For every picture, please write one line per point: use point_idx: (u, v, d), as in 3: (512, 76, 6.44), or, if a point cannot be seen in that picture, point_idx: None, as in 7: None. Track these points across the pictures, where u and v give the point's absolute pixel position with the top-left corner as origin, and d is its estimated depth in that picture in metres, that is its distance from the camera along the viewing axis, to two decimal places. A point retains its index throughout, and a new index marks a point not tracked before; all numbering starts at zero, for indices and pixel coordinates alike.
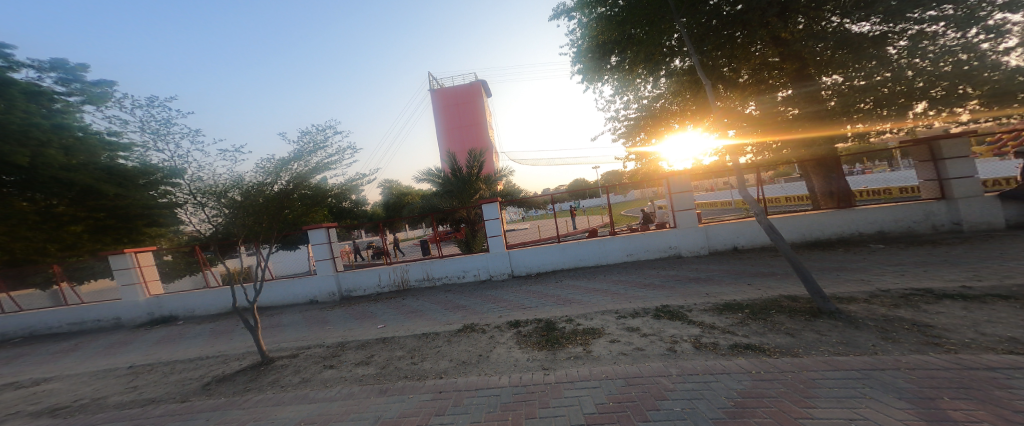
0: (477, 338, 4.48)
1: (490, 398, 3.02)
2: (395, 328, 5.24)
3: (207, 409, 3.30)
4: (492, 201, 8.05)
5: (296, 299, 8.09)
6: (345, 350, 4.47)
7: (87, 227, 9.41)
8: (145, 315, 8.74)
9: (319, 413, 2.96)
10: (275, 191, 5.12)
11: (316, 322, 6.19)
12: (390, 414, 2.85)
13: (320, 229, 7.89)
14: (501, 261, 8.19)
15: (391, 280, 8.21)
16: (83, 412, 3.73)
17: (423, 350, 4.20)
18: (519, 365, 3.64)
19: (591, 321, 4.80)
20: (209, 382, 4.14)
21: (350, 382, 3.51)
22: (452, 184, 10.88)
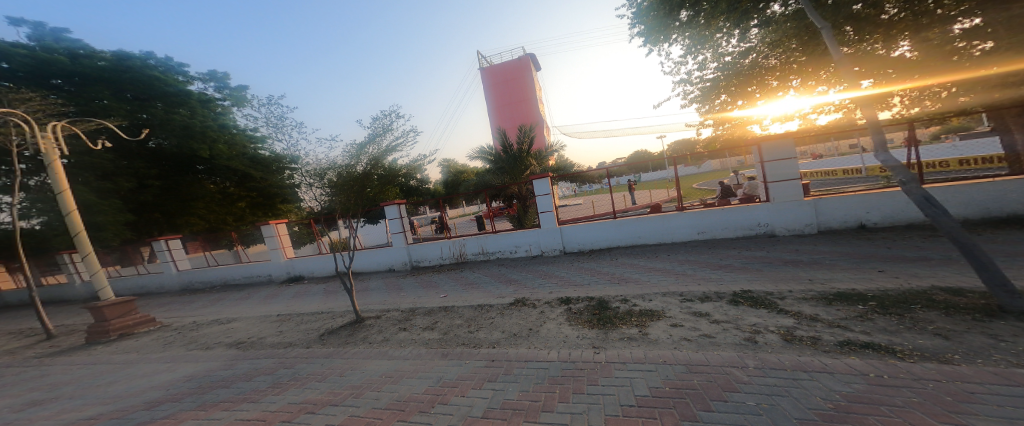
0: (530, 312, 4.61)
1: (539, 370, 3.12)
2: (459, 297, 5.66)
3: (322, 356, 4.03)
4: (542, 177, 7.89)
5: (377, 267, 9.27)
6: (415, 315, 5.01)
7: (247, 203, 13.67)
8: (283, 274, 10.97)
9: (396, 368, 3.40)
10: (358, 171, 5.69)
11: (393, 289, 7.07)
12: (450, 375, 3.15)
13: (392, 205, 8.76)
14: (554, 237, 8.12)
15: (453, 252, 8.81)
16: (249, 349, 4.85)
17: (478, 320, 4.47)
18: (569, 341, 3.65)
19: (650, 303, 4.52)
20: (322, 333, 5.05)
21: (419, 344, 3.95)
22: (504, 160, 10.88)
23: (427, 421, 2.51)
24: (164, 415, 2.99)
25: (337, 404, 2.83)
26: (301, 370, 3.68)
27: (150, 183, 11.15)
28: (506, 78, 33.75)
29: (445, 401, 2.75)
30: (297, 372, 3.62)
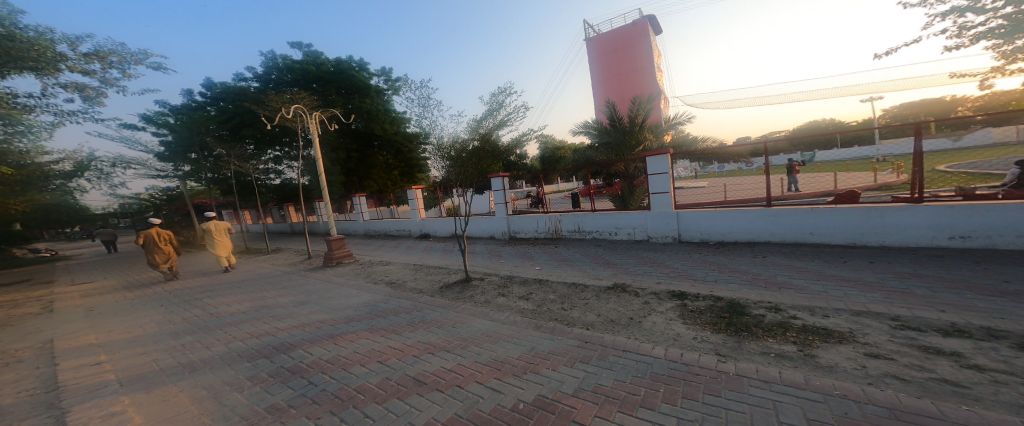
0: (631, 301, 4.29)
1: (640, 363, 2.90)
2: (556, 272, 5.67)
3: (439, 306, 4.47)
4: (661, 153, 7.09)
5: (482, 233, 10.19)
6: (513, 284, 5.24)
7: (400, 173, 18.52)
8: (416, 231, 12.88)
9: (495, 330, 3.58)
10: (474, 146, 6.05)
11: (494, 255, 7.60)
12: (543, 347, 3.19)
13: (497, 177, 9.25)
14: (665, 222, 7.30)
15: (551, 225, 8.93)
16: (399, 289, 5.60)
17: (572, 298, 4.39)
18: (677, 341, 3.26)
19: (800, 316, 3.57)
20: (439, 285, 5.64)
21: (514, 311, 4.11)
22: (610, 135, 9.90)
23: (520, 385, 2.62)
24: (335, 332, 3.78)
25: (450, 351, 3.14)
26: (425, 315, 4.12)
27: (353, 154, 16.96)
28: (615, 47, 30.79)
29: (537, 371, 2.82)
30: (424, 316, 4.09)
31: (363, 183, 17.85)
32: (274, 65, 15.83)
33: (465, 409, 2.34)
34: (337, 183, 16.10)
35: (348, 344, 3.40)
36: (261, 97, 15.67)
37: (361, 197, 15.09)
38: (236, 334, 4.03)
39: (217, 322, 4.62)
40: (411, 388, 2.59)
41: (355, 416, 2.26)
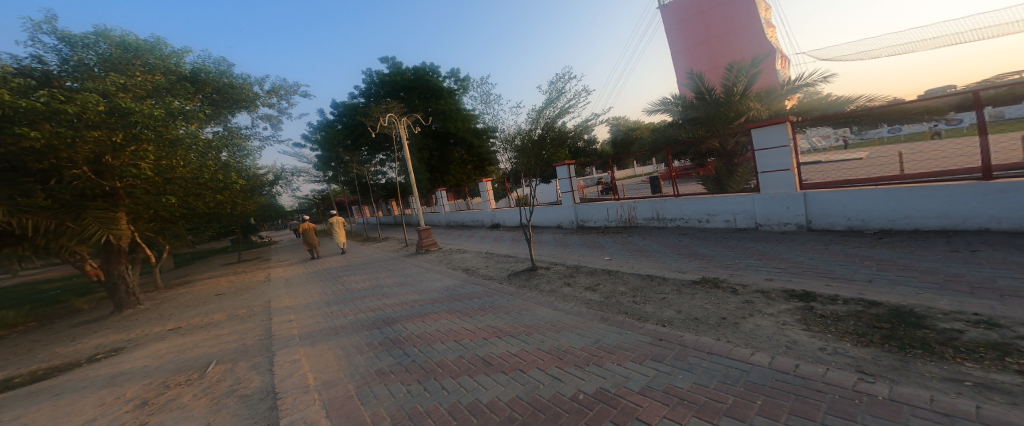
0: (726, 300, 3.70)
1: (729, 369, 2.50)
2: (634, 263, 5.31)
3: (506, 293, 4.68)
4: (781, 122, 5.88)
5: (551, 222, 10.56)
6: (580, 273, 5.14)
7: (474, 166, 20.70)
8: (490, 221, 13.64)
9: (559, 319, 3.51)
10: (535, 136, 5.89)
11: (562, 244, 7.59)
12: (608, 341, 2.97)
13: (563, 166, 9.45)
14: (778, 206, 6.10)
15: (624, 212, 8.65)
16: (474, 274, 6.11)
17: (646, 292, 4.08)
18: (786, 349, 2.67)
19: (990, 327, 2.56)
20: (509, 272, 5.89)
21: (580, 301, 4.01)
22: (698, 109, 8.60)
23: (582, 376, 2.44)
24: (419, 312, 4.30)
25: (515, 336, 3.15)
26: (495, 301, 4.37)
27: (435, 153, 19.59)
28: (701, 9, 25.78)
29: (601, 364, 2.61)
30: (494, 302, 4.35)
31: (444, 177, 20.45)
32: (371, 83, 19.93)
33: (526, 392, 2.27)
34: (423, 180, 18.94)
35: (432, 322, 3.82)
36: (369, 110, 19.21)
37: (443, 191, 16.72)
38: (359, 307, 4.94)
39: (350, 296, 5.78)
40: (479, 367, 2.58)
41: (434, 387, 2.34)
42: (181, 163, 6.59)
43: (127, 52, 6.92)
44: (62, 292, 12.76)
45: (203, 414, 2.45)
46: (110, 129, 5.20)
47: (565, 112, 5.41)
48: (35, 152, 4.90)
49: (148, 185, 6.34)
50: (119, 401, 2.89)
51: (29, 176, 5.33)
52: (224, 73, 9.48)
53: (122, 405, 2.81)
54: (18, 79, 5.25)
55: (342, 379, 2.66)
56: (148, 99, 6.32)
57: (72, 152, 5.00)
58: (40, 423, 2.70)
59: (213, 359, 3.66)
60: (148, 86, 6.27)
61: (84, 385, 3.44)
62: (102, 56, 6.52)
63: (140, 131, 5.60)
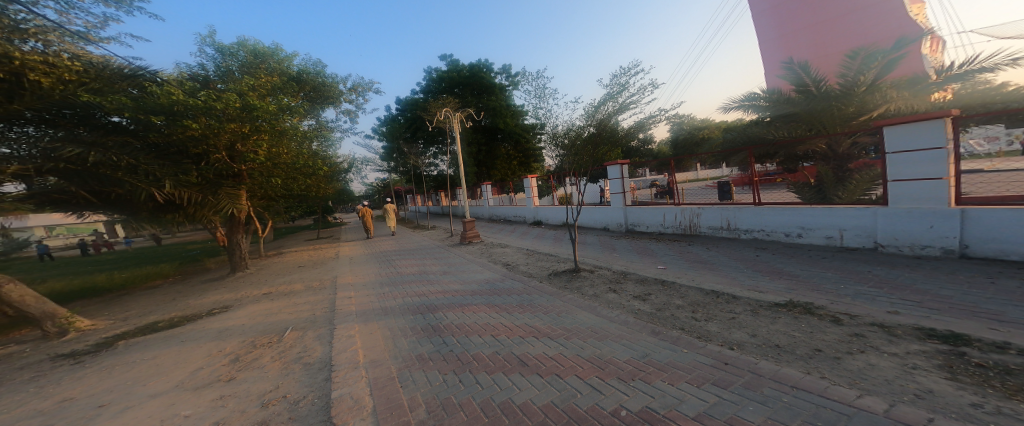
0: (824, 329, 2.99)
1: (821, 409, 1.88)
2: (701, 276, 4.69)
3: (545, 292, 4.54)
4: (940, 116, 4.54)
5: (597, 224, 10.69)
6: (627, 280, 4.76)
7: (517, 162, 22.61)
8: (533, 217, 13.77)
9: (602, 327, 3.26)
10: (586, 134, 5.51)
11: (607, 247, 7.39)
12: (658, 357, 2.66)
13: (616, 166, 9.25)
14: (914, 224, 4.79)
15: (687, 219, 8.00)
16: (513, 270, 6.07)
17: (709, 309, 3.60)
18: (914, 398, 1.90)
19: None
20: (549, 272, 5.69)
21: (626, 310, 3.68)
22: (800, 104, 7.43)
23: (625, 391, 2.19)
24: (460, 302, 4.41)
25: (553, 339, 3.02)
26: (533, 300, 4.24)
27: (482, 147, 21.61)
28: None
29: (647, 380, 2.33)
30: (531, 300, 4.23)
31: (490, 172, 22.38)
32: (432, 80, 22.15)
33: (561, 397, 2.13)
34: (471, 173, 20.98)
35: (472, 314, 3.89)
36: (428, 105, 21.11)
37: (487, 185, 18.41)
38: (407, 291, 5.30)
39: (400, 279, 6.29)
40: (514, 367, 2.53)
41: (468, 380, 2.36)
42: (285, 152, 8.67)
43: (256, 57, 8.97)
44: (202, 253, 16.30)
45: (276, 376, 2.88)
46: (242, 122, 7.19)
47: (626, 107, 5.06)
48: (195, 140, 7.06)
49: (263, 169, 8.62)
50: (221, 354, 3.60)
51: (190, 157, 7.55)
52: (320, 74, 11.25)
53: (222, 357, 3.50)
54: (190, 84, 7.08)
55: (387, 360, 2.87)
56: (267, 97, 8.05)
57: (215, 138, 7.01)
58: (171, 365, 3.52)
59: (290, 326, 4.27)
60: (267, 86, 7.99)
61: (202, 336, 4.33)
62: (242, 62, 8.51)
63: (261, 124, 7.56)
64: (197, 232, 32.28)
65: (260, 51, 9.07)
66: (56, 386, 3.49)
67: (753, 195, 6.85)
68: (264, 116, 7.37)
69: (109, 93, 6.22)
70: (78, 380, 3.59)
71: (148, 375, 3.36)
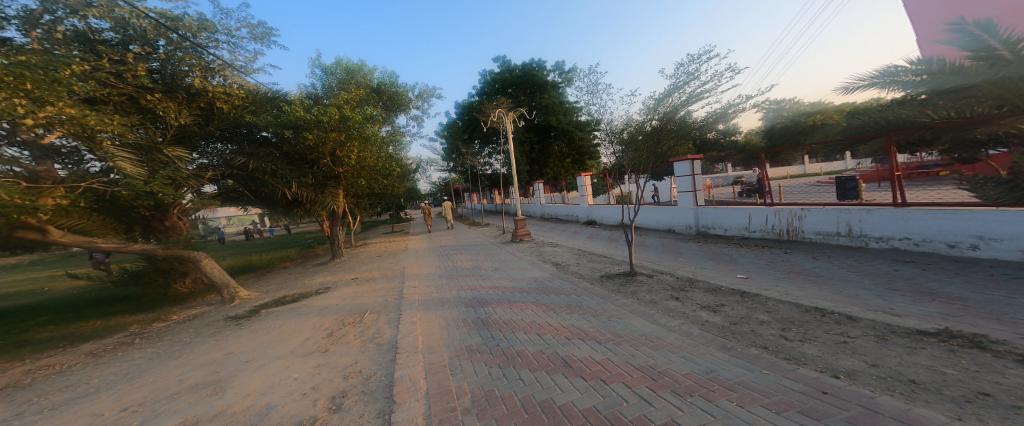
0: (996, 368, 2.18)
1: None
2: (801, 291, 3.88)
3: (595, 294, 4.33)
4: None
5: (658, 225, 9.96)
6: (694, 288, 4.24)
7: (570, 160, 23.46)
8: (585, 217, 13.31)
9: (659, 336, 2.96)
10: (647, 129, 5.03)
11: (670, 251, 6.73)
12: (729, 376, 2.29)
13: (685, 161, 8.47)
14: None
15: (785, 221, 6.74)
16: (562, 270, 5.90)
17: (802, 327, 2.97)
18: None
19: None
20: (602, 273, 5.36)
21: (692, 321, 3.27)
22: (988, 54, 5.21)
23: (680, 407, 1.96)
24: (509, 299, 4.45)
25: (601, 343, 2.86)
26: (581, 301, 4.06)
27: (534, 146, 22.53)
28: None
29: (710, 399, 2.04)
30: (580, 301, 4.07)
31: (542, 170, 23.37)
32: (486, 83, 23.06)
33: (604, 403, 2.01)
34: (522, 171, 21.96)
35: (519, 311, 3.91)
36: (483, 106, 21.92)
37: (538, 184, 18.25)
38: (463, 284, 5.59)
39: (455, 272, 6.65)
40: (558, 367, 2.48)
41: (512, 374, 2.40)
42: (368, 157, 9.26)
43: (349, 74, 10.34)
44: (314, 241, 19.51)
45: (357, 352, 3.36)
46: (343, 131, 8.34)
47: (698, 96, 4.42)
48: (311, 148, 8.47)
49: (354, 170, 9.35)
50: (322, 328, 4.33)
51: (308, 162, 9.07)
52: (395, 83, 12.44)
53: (321, 332, 4.19)
54: (303, 101, 8.57)
55: (440, 347, 3.08)
56: (357, 108, 9.20)
57: (321, 146, 8.33)
58: (287, 334, 4.35)
59: (369, 308, 4.86)
60: (355, 99, 9.09)
61: (311, 311, 5.26)
62: (339, 80, 10.01)
63: (352, 132, 8.49)
64: (309, 223, 38.60)
65: (351, 68, 10.46)
66: (222, 342, 4.65)
67: (894, 194, 5.44)
68: (356, 124, 8.30)
69: (258, 113, 8.18)
70: (239, 337, 4.74)
71: (274, 340, 4.23)
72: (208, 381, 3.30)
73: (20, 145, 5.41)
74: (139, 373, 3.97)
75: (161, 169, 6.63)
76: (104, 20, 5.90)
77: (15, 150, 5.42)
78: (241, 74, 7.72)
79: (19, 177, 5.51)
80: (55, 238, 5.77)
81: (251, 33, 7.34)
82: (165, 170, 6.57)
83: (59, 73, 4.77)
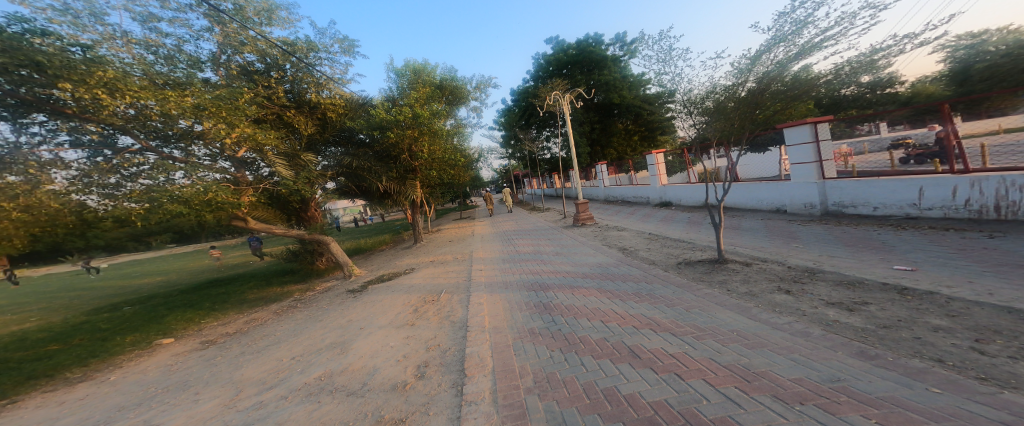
0: None
1: None
2: (1018, 290, 2.62)
3: (674, 284, 3.93)
4: None
5: (760, 204, 8.68)
6: (811, 281, 3.50)
7: (640, 136, 21.93)
8: (659, 199, 12.21)
9: (757, 333, 2.47)
10: (738, 96, 4.33)
11: (777, 236, 5.72)
12: (863, 386, 1.64)
13: (803, 125, 7.08)
14: None
15: (991, 194, 4.72)
16: (630, 256, 5.55)
17: (1004, 333, 2.02)
18: None
19: None
20: (681, 261, 4.87)
21: (809, 320, 2.59)
22: None
23: (780, 414, 1.54)
24: (571, 284, 4.39)
25: (677, 336, 2.60)
26: (654, 291, 3.76)
27: (596, 125, 21.54)
28: None
29: (828, 408, 1.51)
30: (651, 290, 3.79)
31: (605, 151, 22.07)
32: (538, 66, 22.28)
33: (678, 398, 1.82)
34: (586, 152, 21.08)
35: (581, 297, 3.84)
36: (538, 91, 21.30)
37: (602, 165, 17.89)
38: (525, 269, 5.68)
39: (517, 257, 6.76)
40: (624, 357, 2.36)
41: (573, 360, 2.39)
42: (438, 151, 9.86)
43: (415, 74, 11.13)
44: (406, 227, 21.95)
45: (437, 328, 3.71)
46: (417, 126, 9.09)
47: (814, 45, 3.64)
48: (394, 145, 9.44)
49: (430, 165, 10.12)
50: (412, 303, 4.88)
51: (392, 159, 10.10)
52: (455, 78, 12.98)
53: (408, 307, 4.76)
54: (383, 103, 9.54)
55: (506, 329, 3.22)
56: (425, 105, 9.85)
57: (401, 141, 9.20)
58: (383, 308, 5.01)
59: (443, 289, 5.32)
60: (423, 96, 9.77)
61: (411, 287, 5.92)
62: (409, 80, 10.86)
63: (424, 127, 9.21)
64: (399, 213, 43.19)
65: (418, 68, 11.25)
66: (345, 310, 5.66)
67: None
68: (426, 119, 9.00)
69: (353, 118, 9.37)
70: (355, 307, 5.67)
71: (375, 313, 4.94)
72: (336, 342, 4.04)
73: (224, 158, 6.93)
74: (298, 330, 5.08)
75: (302, 171, 8.07)
76: (252, 52, 7.25)
77: (225, 163, 6.99)
78: (340, 85, 8.88)
79: (226, 182, 7.10)
80: (251, 224, 7.57)
81: (342, 46, 8.37)
82: (304, 171, 7.99)
83: (237, 103, 6.30)
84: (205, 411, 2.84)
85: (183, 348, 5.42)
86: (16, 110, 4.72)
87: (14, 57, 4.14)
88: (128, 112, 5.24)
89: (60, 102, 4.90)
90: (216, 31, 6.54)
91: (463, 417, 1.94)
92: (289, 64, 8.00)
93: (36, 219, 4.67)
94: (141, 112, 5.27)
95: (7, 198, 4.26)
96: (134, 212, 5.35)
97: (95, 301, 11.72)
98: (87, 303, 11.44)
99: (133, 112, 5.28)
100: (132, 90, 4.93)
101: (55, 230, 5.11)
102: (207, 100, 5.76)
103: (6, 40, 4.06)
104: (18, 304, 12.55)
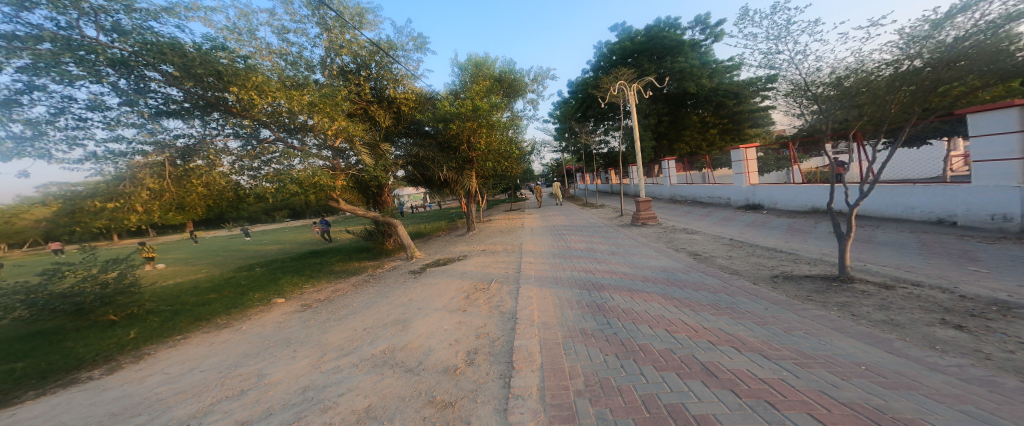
0: None
1: None
2: None
3: (770, 300, 3.49)
4: None
5: (905, 212, 6.99)
6: (983, 314, 2.73)
7: (718, 129, 20.28)
8: (744, 200, 11.15)
9: (898, 370, 1.96)
10: (901, 70, 3.57)
11: (908, 256, 4.75)
12: None
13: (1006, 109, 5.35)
14: None
15: None
16: (703, 262, 5.15)
17: None
18: None
19: None
20: (777, 274, 4.36)
21: (995, 367, 1.94)
22: None
23: None
24: (629, 286, 4.19)
25: (767, 358, 2.29)
26: (738, 304, 3.41)
27: (663, 117, 20.34)
28: None
29: None
30: (732, 303, 3.47)
31: (675, 145, 20.92)
32: (600, 56, 21.49)
33: None
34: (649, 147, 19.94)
35: (642, 301, 3.65)
36: (598, 82, 20.59)
37: (669, 161, 16.80)
38: (581, 266, 5.49)
39: (569, 253, 6.64)
40: (697, 373, 2.15)
41: (630, 368, 2.28)
42: (492, 143, 9.92)
43: (475, 68, 11.33)
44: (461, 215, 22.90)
45: (486, 316, 3.80)
46: (476, 119, 9.22)
47: None
48: (455, 136, 9.70)
49: (487, 157, 10.31)
50: (465, 289, 5.05)
51: (454, 151, 10.38)
52: (513, 71, 12.95)
53: (461, 292, 4.96)
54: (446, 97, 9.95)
55: (555, 326, 3.17)
56: (484, 97, 9.85)
57: (460, 133, 9.46)
58: (433, 292, 5.28)
59: (493, 278, 5.42)
60: (482, 89, 9.90)
61: (473, 273, 5.99)
62: (471, 74, 11.13)
63: (482, 120, 9.32)
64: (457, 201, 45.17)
65: (479, 62, 11.37)
66: (404, 289, 6.04)
67: None
68: (484, 113, 9.07)
69: (419, 111, 9.71)
70: (412, 287, 6.03)
71: (427, 296, 5.20)
72: (399, 319, 4.29)
73: (327, 148, 7.64)
74: (369, 303, 5.56)
75: (380, 160, 8.65)
76: (349, 54, 7.96)
77: (326, 152, 7.72)
78: (411, 80, 9.31)
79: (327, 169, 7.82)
80: (341, 204, 8.36)
81: (415, 44, 8.79)
82: (382, 159, 8.56)
83: (334, 98, 6.92)
84: (300, 368, 3.19)
85: (288, 308, 6.17)
86: (201, 109, 6.17)
87: (206, 69, 5.60)
88: (268, 109, 6.15)
89: (229, 103, 6.24)
90: (325, 37, 7.35)
91: (509, 410, 1.94)
92: (374, 63, 8.73)
93: (211, 193, 6.50)
94: (276, 110, 6.17)
95: (198, 177, 6.17)
96: (268, 191, 6.53)
97: (231, 260, 14.34)
98: (220, 262, 13.97)
99: (270, 109, 6.18)
100: (271, 91, 5.92)
101: (220, 203, 7.02)
102: (314, 99, 6.47)
103: (203, 58, 5.55)
104: (179, 259, 15.81)
